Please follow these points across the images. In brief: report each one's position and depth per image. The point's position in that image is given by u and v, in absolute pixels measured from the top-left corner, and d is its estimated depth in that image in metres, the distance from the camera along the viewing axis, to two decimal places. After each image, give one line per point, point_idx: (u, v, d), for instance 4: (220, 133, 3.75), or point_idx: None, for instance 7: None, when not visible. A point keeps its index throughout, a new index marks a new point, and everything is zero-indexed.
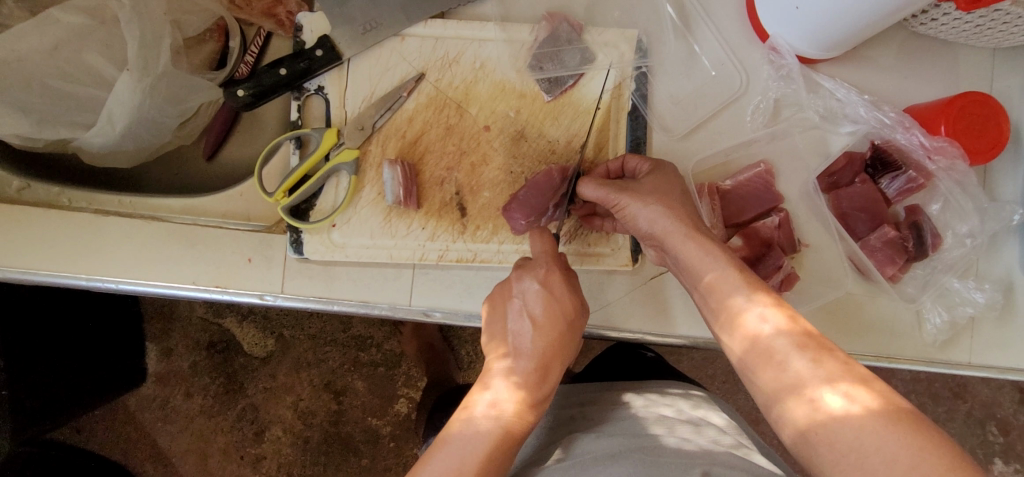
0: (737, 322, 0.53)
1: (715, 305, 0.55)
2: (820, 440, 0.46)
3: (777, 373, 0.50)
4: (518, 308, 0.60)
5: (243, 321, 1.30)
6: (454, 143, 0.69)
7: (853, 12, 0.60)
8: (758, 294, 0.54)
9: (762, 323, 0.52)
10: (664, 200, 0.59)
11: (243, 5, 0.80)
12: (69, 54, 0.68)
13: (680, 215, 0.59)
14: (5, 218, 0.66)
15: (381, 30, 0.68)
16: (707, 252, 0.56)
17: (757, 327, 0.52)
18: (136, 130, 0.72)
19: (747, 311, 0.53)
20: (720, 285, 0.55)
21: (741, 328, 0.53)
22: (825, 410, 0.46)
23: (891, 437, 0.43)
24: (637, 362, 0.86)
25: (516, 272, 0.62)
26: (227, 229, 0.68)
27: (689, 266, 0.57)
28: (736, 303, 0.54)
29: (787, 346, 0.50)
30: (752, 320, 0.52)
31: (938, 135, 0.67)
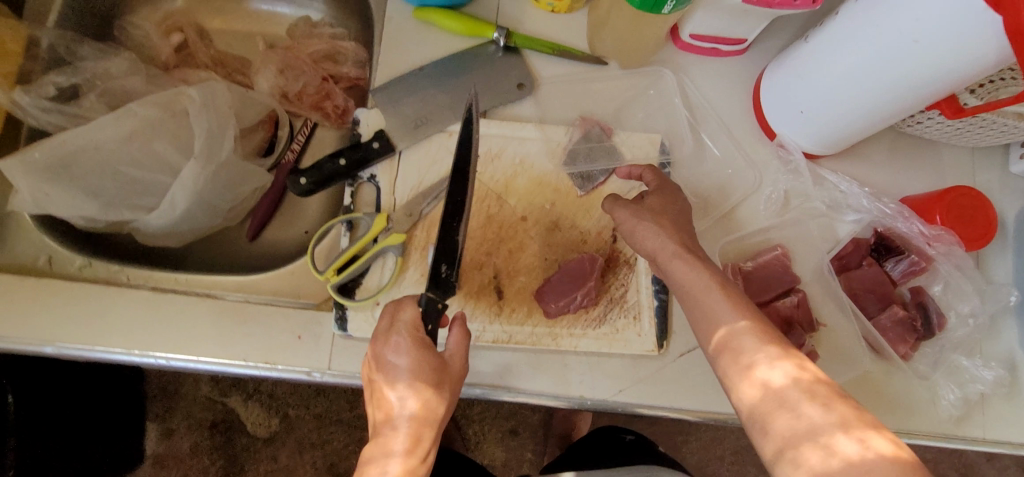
0: (747, 374, 0.53)
1: (730, 359, 0.55)
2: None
3: (793, 419, 0.48)
4: (387, 363, 0.59)
5: (248, 400, 1.29)
6: (494, 231, 0.74)
7: (854, 116, 0.70)
8: (771, 349, 0.53)
9: (772, 373, 0.51)
10: (666, 223, 0.65)
11: (294, 99, 0.90)
12: (141, 143, 0.73)
13: (678, 236, 0.64)
14: (66, 295, 0.68)
15: (432, 125, 0.75)
16: (692, 269, 0.61)
17: (766, 376, 0.51)
18: (193, 213, 0.77)
19: (751, 363, 0.53)
20: (724, 323, 0.57)
21: (749, 379, 0.52)
22: (842, 456, 0.45)
23: None
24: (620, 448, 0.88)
25: (384, 332, 0.61)
26: (280, 307, 0.71)
27: (690, 298, 0.60)
28: (750, 355, 0.53)
29: (798, 393, 0.49)
30: (761, 368, 0.52)
31: (935, 223, 0.74)
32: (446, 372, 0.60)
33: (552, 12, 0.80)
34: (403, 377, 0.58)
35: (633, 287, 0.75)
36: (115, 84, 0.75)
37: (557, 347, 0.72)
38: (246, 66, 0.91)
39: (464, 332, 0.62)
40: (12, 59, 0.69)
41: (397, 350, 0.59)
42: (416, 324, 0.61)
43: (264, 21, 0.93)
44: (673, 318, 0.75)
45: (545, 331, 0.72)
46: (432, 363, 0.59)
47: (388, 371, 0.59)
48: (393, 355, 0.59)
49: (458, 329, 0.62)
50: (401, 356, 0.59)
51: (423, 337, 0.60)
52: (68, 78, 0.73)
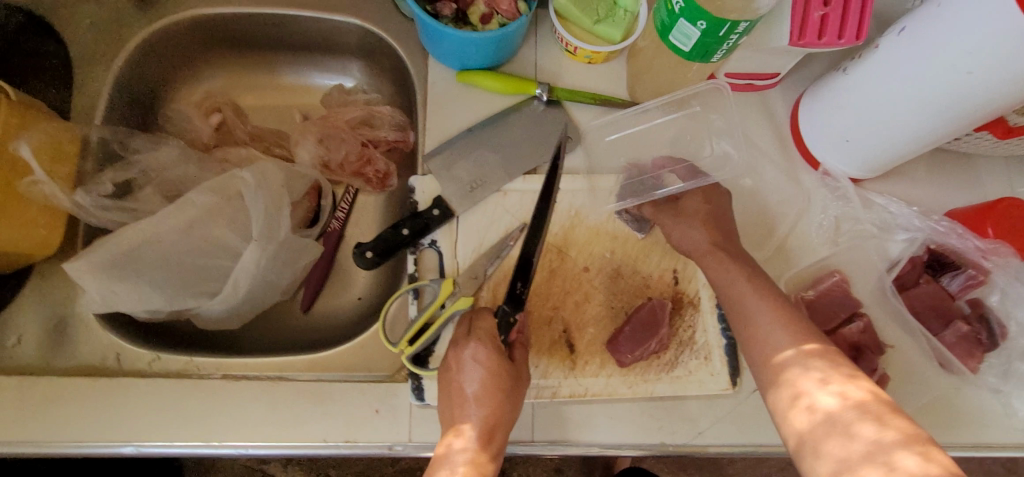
0: (798, 400, 0.53)
1: (779, 385, 0.56)
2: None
3: (836, 446, 0.48)
4: (466, 364, 0.64)
5: (289, 465, 1.27)
6: (558, 285, 0.74)
7: (901, 141, 0.71)
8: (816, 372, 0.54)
9: (821, 397, 0.52)
10: (704, 225, 0.72)
11: (336, 167, 0.90)
12: (201, 231, 0.73)
13: (714, 241, 0.70)
14: (140, 392, 0.68)
15: (486, 187, 0.76)
16: (726, 270, 0.67)
17: (820, 401, 0.52)
18: (254, 293, 0.77)
19: (800, 391, 0.54)
20: (773, 350, 0.59)
21: (800, 405, 0.53)
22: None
23: None
24: None
25: (462, 336, 0.66)
26: (355, 382, 0.70)
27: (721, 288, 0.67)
28: (798, 383, 0.54)
29: (853, 416, 0.49)
30: (809, 387, 0.53)
31: (988, 236, 0.76)
32: (517, 378, 0.65)
33: (588, 64, 0.82)
34: (478, 374, 0.63)
35: (700, 328, 0.75)
36: (169, 173, 0.76)
37: (633, 395, 0.72)
38: (284, 138, 0.92)
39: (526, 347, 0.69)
40: (70, 160, 0.70)
41: (475, 353, 0.64)
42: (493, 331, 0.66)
43: (299, 92, 0.94)
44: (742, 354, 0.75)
45: (620, 380, 0.72)
46: (506, 366, 0.64)
47: (468, 373, 0.63)
48: (470, 357, 0.64)
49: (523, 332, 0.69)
50: (478, 358, 0.64)
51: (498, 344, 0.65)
52: (124, 174, 0.74)
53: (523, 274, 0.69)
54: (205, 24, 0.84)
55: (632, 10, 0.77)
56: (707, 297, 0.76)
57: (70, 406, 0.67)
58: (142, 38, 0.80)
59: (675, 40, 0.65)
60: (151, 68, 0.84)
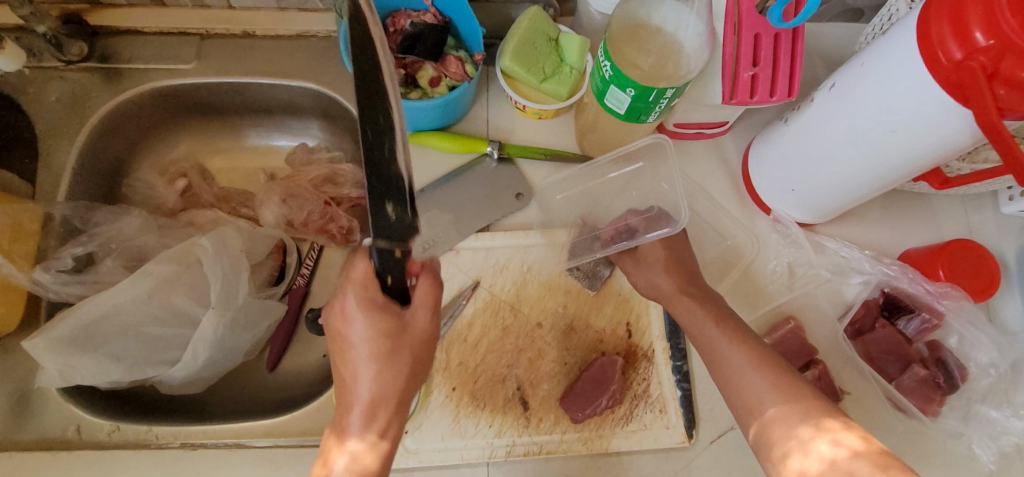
0: (804, 449, 0.52)
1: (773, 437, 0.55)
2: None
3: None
4: (347, 334, 0.58)
5: None
6: (512, 342, 0.75)
7: (843, 191, 0.72)
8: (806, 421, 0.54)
9: (832, 446, 0.50)
10: (666, 263, 0.72)
11: (300, 225, 0.92)
12: (161, 300, 0.75)
13: (678, 281, 0.70)
14: (98, 464, 0.69)
15: (438, 247, 0.78)
16: (687, 308, 0.67)
17: (828, 451, 0.50)
18: (215, 358, 0.78)
19: (801, 442, 0.52)
20: (750, 398, 0.58)
21: (809, 456, 0.51)
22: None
23: None
24: None
25: (337, 297, 0.59)
26: (310, 447, 0.71)
27: (688, 327, 0.67)
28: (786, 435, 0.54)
29: (869, 469, 0.48)
30: (821, 445, 0.51)
31: (938, 279, 0.76)
32: (405, 333, 0.59)
33: (539, 118, 0.84)
34: (366, 353, 0.58)
35: (655, 380, 0.75)
36: (130, 243, 0.78)
37: (588, 451, 0.72)
38: (250, 199, 0.94)
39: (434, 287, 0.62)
40: (29, 239, 0.73)
41: (353, 316, 0.58)
42: (369, 278, 0.59)
43: (263, 152, 0.96)
44: (699, 405, 0.75)
45: (575, 437, 0.72)
46: (390, 324, 0.58)
47: (345, 323, 0.58)
48: (351, 328, 0.58)
49: (428, 279, 0.61)
50: (359, 325, 0.58)
51: (374, 296, 0.59)
52: (85, 247, 0.76)
53: (391, 193, 0.57)
54: (168, 94, 0.86)
55: (577, 67, 0.79)
56: (661, 349, 0.76)
57: None
58: (105, 112, 0.83)
59: (610, 103, 0.67)
60: (116, 139, 0.86)
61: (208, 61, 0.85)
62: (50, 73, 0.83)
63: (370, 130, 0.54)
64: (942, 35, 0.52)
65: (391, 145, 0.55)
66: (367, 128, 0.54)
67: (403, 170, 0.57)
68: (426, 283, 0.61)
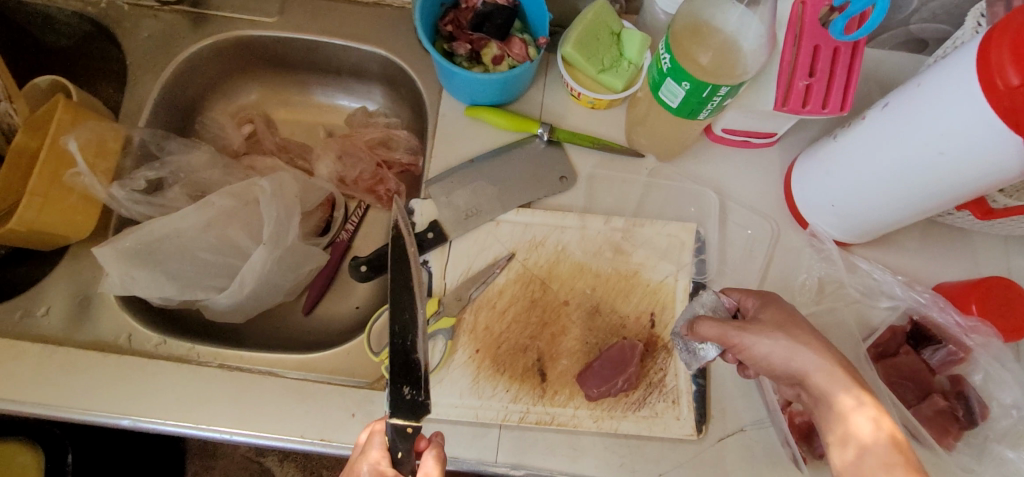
0: (843, 421, 0.54)
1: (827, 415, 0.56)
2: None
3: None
4: None
5: (284, 459, 1.40)
6: (538, 315, 0.78)
7: (882, 212, 0.73)
8: (850, 390, 0.56)
9: (862, 421, 0.54)
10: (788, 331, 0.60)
11: (351, 183, 0.97)
12: (217, 230, 0.81)
13: (789, 322, 0.61)
14: (143, 371, 0.75)
15: (479, 217, 0.81)
16: (771, 333, 0.60)
17: (862, 429, 0.53)
18: (258, 292, 0.83)
19: (845, 412, 0.55)
20: (807, 369, 0.58)
21: (845, 430, 0.54)
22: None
23: None
24: None
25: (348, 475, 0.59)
26: (336, 385, 0.75)
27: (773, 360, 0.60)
28: (840, 405, 0.55)
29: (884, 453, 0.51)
30: (857, 422, 0.54)
31: (970, 313, 0.75)
32: None
33: (592, 108, 0.87)
34: None
35: (671, 371, 0.77)
36: (197, 176, 0.84)
37: (598, 429, 0.74)
38: (308, 152, 0.99)
39: (439, 459, 0.61)
40: (112, 157, 0.78)
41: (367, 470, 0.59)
42: (384, 453, 0.60)
43: (326, 110, 1.02)
44: (712, 402, 0.77)
45: (587, 413, 0.75)
46: None
47: None
48: None
49: (435, 455, 0.61)
50: None
51: (386, 470, 0.59)
52: (156, 172, 0.82)
53: (408, 377, 0.65)
54: (247, 43, 0.92)
55: (636, 62, 0.82)
56: None
57: (78, 378, 0.74)
58: (189, 52, 0.89)
59: (664, 96, 0.70)
60: (194, 79, 0.92)
61: (288, 17, 0.91)
62: (145, 11, 0.89)
63: (397, 324, 0.67)
64: (1001, 61, 0.53)
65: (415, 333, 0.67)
66: (399, 339, 0.66)
67: (420, 359, 0.66)
68: (432, 457, 0.61)
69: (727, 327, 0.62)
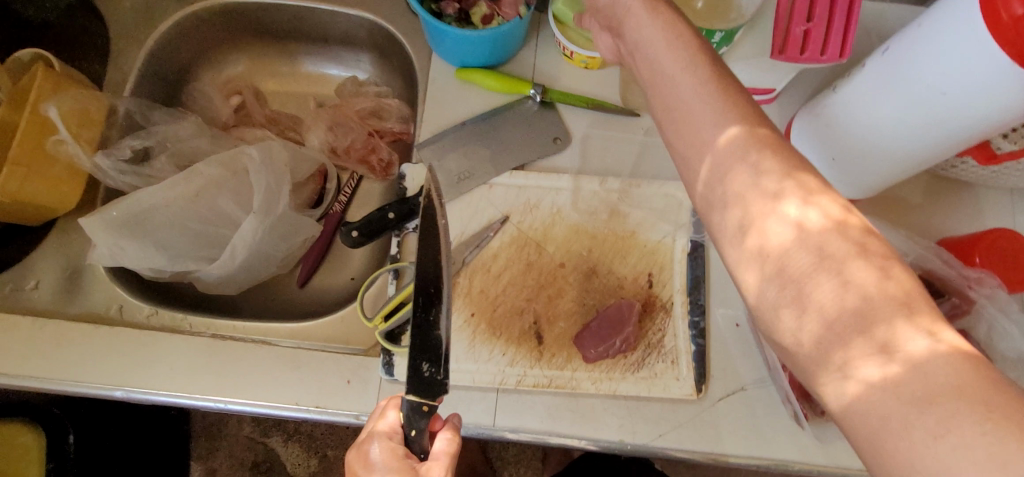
0: (761, 225, 0.43)
1: (728, 185, 0.46)
2: (861, 414, 0.37)
3: (819, 293, 0.40)
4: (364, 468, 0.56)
5: (288, 440, 1.40)
6: (533, 278, 0.77)
7: (883, 164, 0.72)
8: (790, 175, 0.44)
9: (804, 214, 0.42)
10: (654, 9, 0.52)
11: (343, 153, 0.95)
12: (206, 199, 0.79)
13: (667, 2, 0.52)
14: (134, 341, 0.74)
15: (472, 180, 0.79)
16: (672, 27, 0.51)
17: (799, 216, 0.42)
18: (250, 262, 0.82)
19: (771, 204, 0.43)
20: (724, 153, 0.46)
21: (758, 237, 0.43)
22: (859, 376, 0.38)
23: (951, 371, 0.35)
24: None
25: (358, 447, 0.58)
26: (331, 353, 0.74)
27: (675, 95, 0.49)
28: (761, 185, 0.44)
29: (845, 250, 0.40)
30: (782, 213, 0.42)
31: (974, 265, 0.75)
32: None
33: (585, 69, 0.85)
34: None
35: (670, 332, 0.76)
36: (184, 146, 0.83)
37: (596, 392, 0.73)
38: (299, 124, 0.97)
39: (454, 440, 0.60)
40: (97, 127, 0.77)
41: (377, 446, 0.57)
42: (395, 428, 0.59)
43: (315, 81, 1.00)
44: (712, 363, 0.75)
45: (585, 375, 0.74)
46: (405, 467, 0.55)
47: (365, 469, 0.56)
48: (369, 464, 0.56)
49: (450, 435, 0.59)
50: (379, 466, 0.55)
51: (397, 446, 0.57)
52: (143, 142, 0.81)
53: (428, 354, 0.64)
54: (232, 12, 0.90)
55: None
56: (680, 303, 0.77)
57: (68, 350, 0.73)
58: (173, 22, 0.87)
59: None
60: (180, 51, 0.91)
61: None
62: None
63: (422, 297, 0.66)
64: None
65: (440, 301, 0.67)
66: (423, 311, 0.66)
67: (443, 336, 0.65)
68: (447, 436, 0.59)
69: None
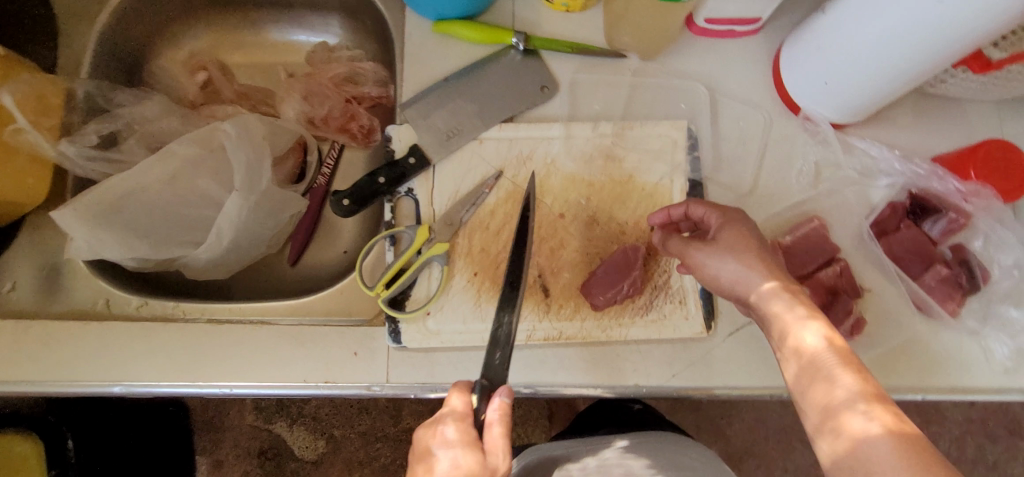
0: (792, 340, 0.56)
1: (767, 324, 0.59)
2: (860, 456, 0.49)
3: (822, 390, 0.53)
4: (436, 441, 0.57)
5: (293, 424, 1.36)
6: (534, 231, 0.75)
7: (876, 83, 0.70)
8: (815, 321, 0.56)
9: (806, 336, 0.56)
10: (757, 258, 0.61)
11: (321, 123, 0.91)
12: (184, 181, 0.76)
13: (740, 226, 0.63)
14: (127, 333, 0.71)
15: (461, 136, 0.77)
16: (749, 266, 0.60)
17: (861, 427, 0.49)
18: (238, 243, 0.79)
19: (797, 317, 0.57)
20: (744, 280, 0.61)
21: (796, 347, 0.56)
22: (849, 433, 0.50)
23: (896, 461, 0.47)
24: (628, 417, 0.95)
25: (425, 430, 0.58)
26: (334, 326, 0.72)
27: (738, 286, 0.61)
28: (786, 320, 0.57)
29: (831, 361, 0.54)
30: (852, 418, 0.50)
31: (969, 179, 0.76)
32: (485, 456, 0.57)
33: (566, 12, 0.82)
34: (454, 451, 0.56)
35: (675, 272, 0.76)
36: (152, 126, 0.78)
37: (607, 339, 0.73)
38: (271, 97, 0.93)
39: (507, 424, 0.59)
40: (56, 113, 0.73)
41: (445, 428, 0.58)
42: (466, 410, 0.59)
43: (283, 50, 0.95)
44: (718, 299, 0.75)
45: (594, 324, 0.73)
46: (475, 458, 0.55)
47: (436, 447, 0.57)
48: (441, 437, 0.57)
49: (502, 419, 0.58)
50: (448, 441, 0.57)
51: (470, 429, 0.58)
52: (108, 126, 0.76)
53: (498, 340, 0.67)
54: None
55: None
56: None
57: (58, 349, 0.69)
58: None
59: None
60: (135, 27, 0.85)
61: None
62: None
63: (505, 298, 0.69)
64: None
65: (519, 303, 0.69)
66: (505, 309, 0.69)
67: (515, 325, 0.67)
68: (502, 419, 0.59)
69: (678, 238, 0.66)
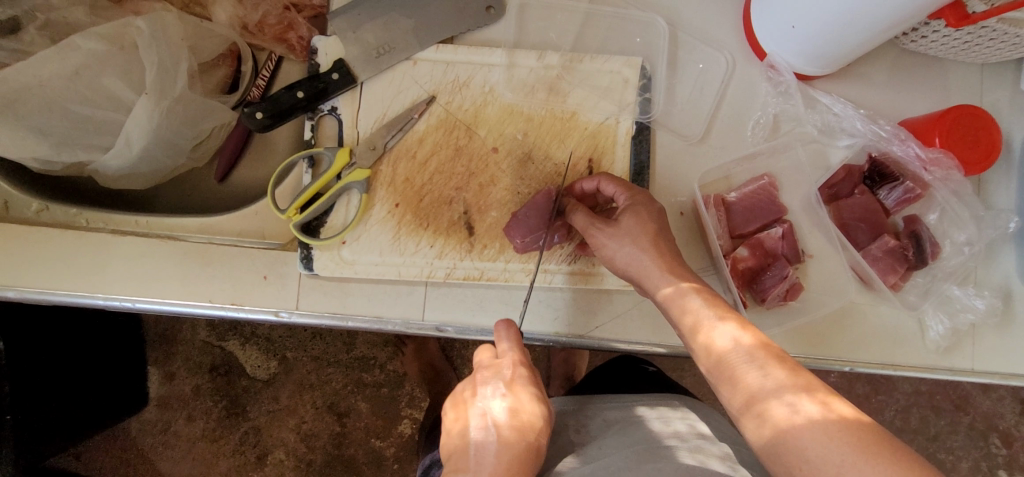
0: (704, 334, 0.57)
1: (677, 318, 0.59)
2: (787, 444, 0.48)
3: (748, 378, 0.52)
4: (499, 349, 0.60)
5: (246, 344, 1.29)
6: (463, 165, 0.70)
7: (846, 32, 0.62)
8: (726, 321, 0.56)
9: (721, 334, 0.55)
10: (652, 239, 0.63)
11: (256, 31, 0.81)
12: (89, 79, 0.70)
13: (657, 221, 0.64)
14: (25, 238, 0.67)
15: (394, 54, 0.71)
16: (641, 247, 0.62)
17: (784, 418, 0.49)
18: (152, 152, 0.74)
19: (716, 315, 0.57)
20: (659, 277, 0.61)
21: (708, 341, 0.56)
22: (773, 420, 0.49)
23: (835, 446, 0.46)
24: (634, 376, 0.84)
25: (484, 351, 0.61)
26: (243, 247, 0.69)
27: (647, 282, 0.62)
28: (698, 313, 0.58)
29: (763, 357, 0.53)
30: (781, 410, 0.49)
31: (933, 146, 0.69)
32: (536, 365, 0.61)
33: None
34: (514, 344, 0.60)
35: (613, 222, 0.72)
36: (58, 16, 0.72)
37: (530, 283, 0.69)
38: None
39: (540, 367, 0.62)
40: None
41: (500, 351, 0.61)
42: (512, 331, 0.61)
43: None
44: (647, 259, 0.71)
45: (518, 266, 0.69)
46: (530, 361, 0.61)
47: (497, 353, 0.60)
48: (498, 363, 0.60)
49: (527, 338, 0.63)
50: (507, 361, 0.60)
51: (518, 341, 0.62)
52: (5, 10, 0.69)
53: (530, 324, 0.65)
54: None
55: None
56: None
57: None
58: None
59: None
60: None
61: None
62: None
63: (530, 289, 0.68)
64: None
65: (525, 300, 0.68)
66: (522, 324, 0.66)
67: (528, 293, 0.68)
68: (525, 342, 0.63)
69: (589, 220, 0.65)
